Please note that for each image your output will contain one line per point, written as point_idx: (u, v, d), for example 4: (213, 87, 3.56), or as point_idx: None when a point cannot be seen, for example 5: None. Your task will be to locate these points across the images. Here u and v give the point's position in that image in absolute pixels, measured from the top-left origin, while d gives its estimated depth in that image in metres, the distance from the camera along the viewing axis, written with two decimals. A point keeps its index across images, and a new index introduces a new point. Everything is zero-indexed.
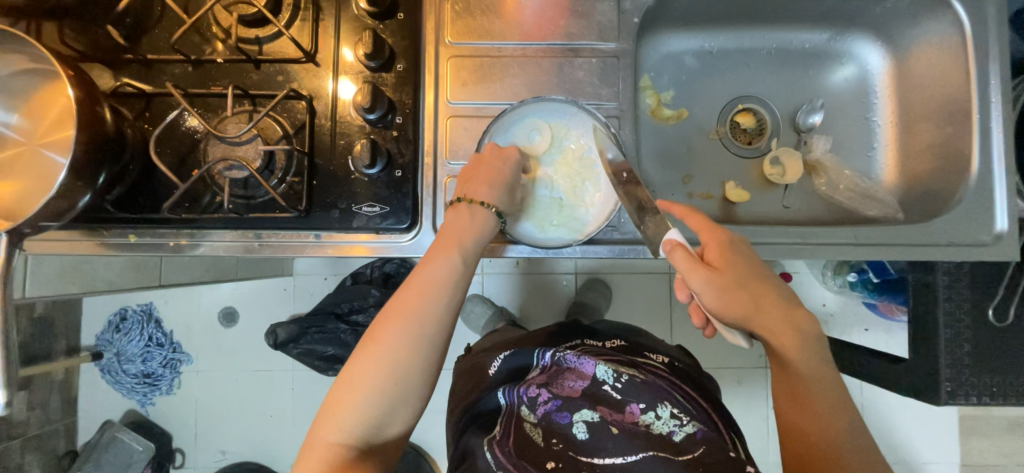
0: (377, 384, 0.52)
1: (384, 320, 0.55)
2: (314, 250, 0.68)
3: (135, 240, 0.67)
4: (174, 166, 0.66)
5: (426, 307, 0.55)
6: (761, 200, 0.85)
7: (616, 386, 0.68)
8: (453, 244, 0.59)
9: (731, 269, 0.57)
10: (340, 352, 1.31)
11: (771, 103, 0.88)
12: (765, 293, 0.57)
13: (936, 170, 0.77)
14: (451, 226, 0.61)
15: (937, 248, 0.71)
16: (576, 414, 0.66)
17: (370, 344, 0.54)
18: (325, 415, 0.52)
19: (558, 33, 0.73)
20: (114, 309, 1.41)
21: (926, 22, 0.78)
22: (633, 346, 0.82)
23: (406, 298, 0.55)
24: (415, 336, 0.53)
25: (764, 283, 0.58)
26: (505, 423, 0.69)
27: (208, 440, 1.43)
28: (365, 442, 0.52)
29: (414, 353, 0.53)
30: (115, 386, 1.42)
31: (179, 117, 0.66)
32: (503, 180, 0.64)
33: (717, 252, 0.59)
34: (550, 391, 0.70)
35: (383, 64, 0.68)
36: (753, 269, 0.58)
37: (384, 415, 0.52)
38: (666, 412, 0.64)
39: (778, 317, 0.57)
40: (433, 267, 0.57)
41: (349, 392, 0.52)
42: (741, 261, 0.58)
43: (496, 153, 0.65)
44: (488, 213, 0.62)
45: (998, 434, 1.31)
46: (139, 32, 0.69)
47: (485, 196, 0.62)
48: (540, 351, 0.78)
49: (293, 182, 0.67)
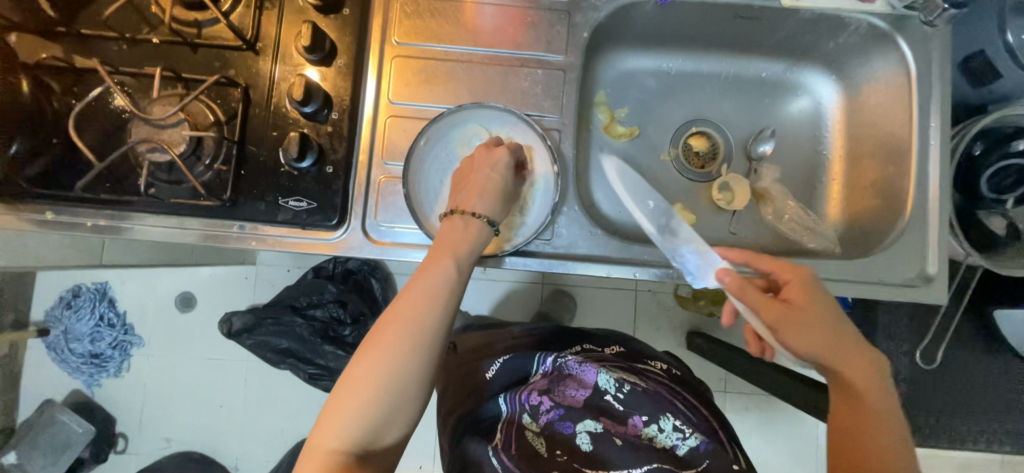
0: (375, 392, 0.49)
1: (383, 326, 0.52)
2: (239, 241, 0.67)
3: (52, 217, 0.65)
4: (96, 145, 0.64)
5: (426, 314, 0.52)
6: (707, 224, 0.85)
7: (618, 396, 0.67)
8: (450, 249, 0.57)
9: (807, 306, 0.58)
10: (293, 345, 1.29)
11: (724, 128, 0.88)
12: (843, 332, 0.57)
13: (876, 208, 0.77)
14: (446, 236, 0.58)
15: (869, 286, 0.71)
16: (580, 425, 0.67)
17: (368, 351, 0.51)
18: (322, 420, 0.49)
19: (507, 41, 0.72)
20: (67, 286, 1.38)
21: (875, 60, 0.78)
22: (633, 353, 0.80)
23: (406, 305, 0.52)
24: (415, 344, 0.51)
25: (842, 323, 0.58)
26: (506, 430, 0.69)
27: (153, 426, 1.39)
28: (364, 449, 0.49)
29: (413, 361, 0.51)
30: (61, 365, 1.39)
31: (106, 95, 0.64)
32: (494, 188, 0.62)
33: (798, 290, 0.59)
34: (552, 400, 0.70)
35: (323, 58, 0.67)
36: (831, 308, 0.58)
37: (383, 422, 0.50)
38: (667, 425, 0.65)
39: (855, 357, 0.56)
40: (432, 271, 0.54)
41: (346, 400, 0.49)
42: (822, 301, 0.58)
43: (485, 159, 0.64)
44: (482, 223, 0.60)
45: None
46: (77, 5, 0.67)
47: (477, 205, 0.61)
48: (541, 356, 0.74)
49: (220, 170, 0.65)
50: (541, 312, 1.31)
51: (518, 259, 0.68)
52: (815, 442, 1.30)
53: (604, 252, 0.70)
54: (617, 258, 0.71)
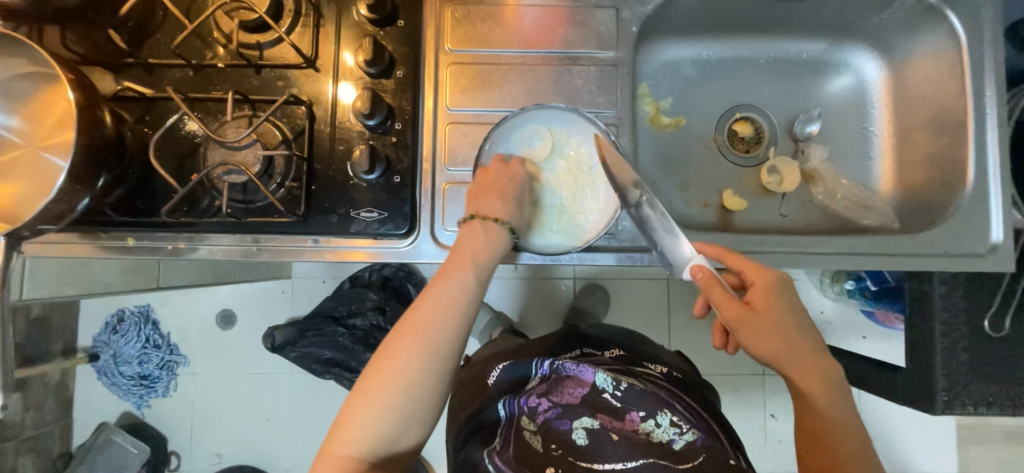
0: (388, 401, 0.50)
1: (397, 336, 0.53)
2: (312, 254, 0.69)
3: (134, 243, 0.67)
4: (172, 170, 0.67)
5: (439, 326, 0.53)
6: (758, 208, 0.86)
7: (616, 394, 0.67)
8: (467, 260, 0.58)
9: (769, 311, 0.59)
10: (338, 355, 1.30)
11: (769, 111, 0.88)
12: (799, 337, 0.59)
13: (934, 180, 0.78)
14: (465, 242, 0.60)
15: (934, 258, 0.71)
16: (576, 421, 0.67)
17: (382, 360, 0.52)
18: (338, 426, 0.51)
19: (556, 41, 0.73)
20: (112, 311, 1.41)
21: (922, 33, 0.78)
22: (633, 355, 0.77)
23: (419, 317, 0.53)
24: (427, 354, 0.52)
25: (802, 327, 0.59)
26: (505, 434, 0.68)
27: (204, 443, 1.42)
28: (376, 456, 0.51)
29: (426, 371, 0.51)
30: (111, 388, 1.41)
31: (179, 121, 0.67)
32: (513, 196, 0.64)
33: (760, 293, 0.60)
34: (550, 400, 0.69)
35: (383, 70, 0.68)
36: (791, 313, 0.59)
37: (396, 430, 0.51)
38: (666, 420, 0.65)
39: (806, 362, 0.58)
40: (446, 283, 0.55)
41: (360, 408, 0.51)
42: (784, 304, 0.59)
43: (502, 168, 0.65)
44: (502, 228, 0.62)
45: (998, 444, 1.31)
46: (140, 34, 0.69)
47: (497, 212, 0.63)
48: (540, 359, 0.74)
49: (292, 187, 0.67)
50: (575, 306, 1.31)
51: (527, 254, 0.69)
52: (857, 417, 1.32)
53: None
54: None
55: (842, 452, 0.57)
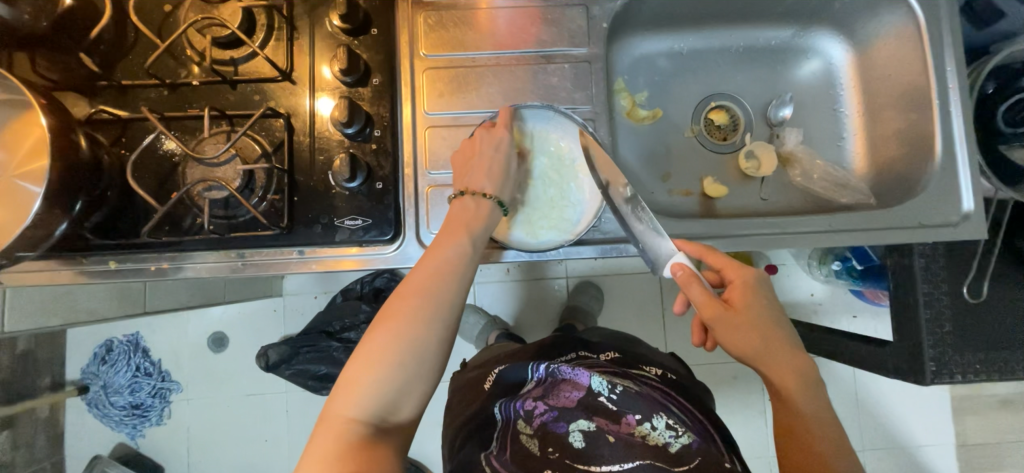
0: (393, 362, 0.50)
1: (399, 300, 0.54)
2: (298, 266, 0.69)
3: (115, 266, 0.67)
4: (152, 190, 0.66)
5: (441, 288, 0.55)
6: (739, 193, 0.87)
7: (612, 397, 0.65)
8: (463, 228, 0.60)
9: (745, 306, 0.61)
10: (333, 370, 1.31)
11: (742, 98, 0.90)
12: (776, 333, 0.60)
13: (904, 156, 0.80)
14: (457, 216, 0.61)
15: (910, 231, 0.73)
16: (573, 424, 0.65)
17: (384, 322, 0.52)
18: (340, 389, 0.51)
19: (530, 40, 0.74)
20: (100, 341, 1.38)
21: (882, 14, 0.81)
22: (629, 357, 0.77)
23: (420, 278, 0.55)
24: (430, 314, 0.53)
25: (778, 325, 0.61)
26: (502, 437, 0.68)
27: (201, 469, 1.39)
28: (380, 419, 0.50)
29: (430, 331, 0.52)
30: (103, 420, 1.37)
31: (156, 140, 0.66)
32: (498, 168, 0.64)
33: (738, 291, 0.62)
34: (546, 403, 0.68)
35: (359, 79, 0.69)
36: (768, 312, 0.61)
37: (401, 391, 0.51)
38: (660, 423, 0.62)
39: (784, 360, 0.59)
40: (444, 248, 0.58)
41: (364, 368, 0.51)
42: (760, 301, 0.62)
43: (487, 139, 0.65)
44: (492, 203, 0.63)
45: (992, 412, 1.34)
46: (113, 57, 0.69)
47: (486, 187, 0.63)
48: (535, 364, 0.73)
49: (274, 200, 0.67)
50: (569, 305, 1.32)
51: (511, 251, 0.70)
52: (852, 395, 1.34)
53: None
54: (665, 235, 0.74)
55: (825, 451, 0.55)
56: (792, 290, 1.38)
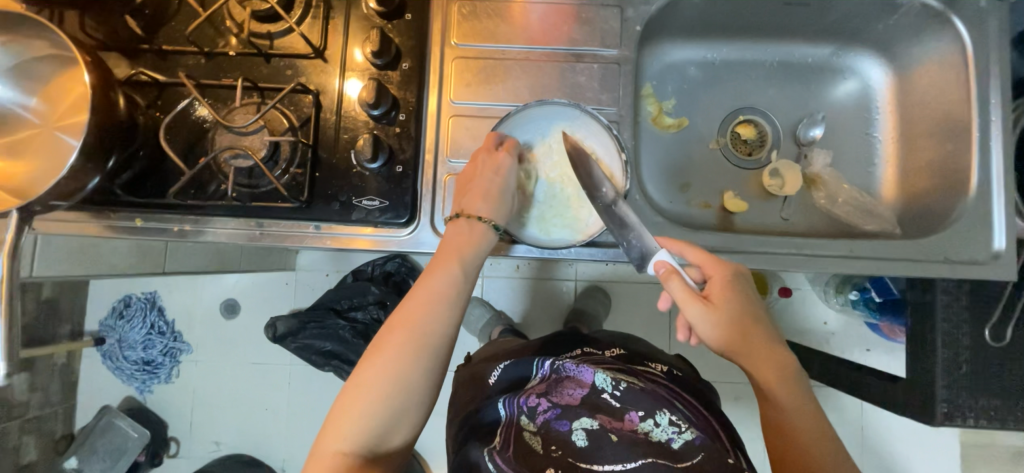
0: (380, 396, 0.52)
1: (388, 332, 0.55)
2: (313, 240, 0.70)
3: (141, 224, 0.69)
4: (181, 152, 0.69)
5: (428, 319, 0.56)
6: (759, 210, 0.86)
7: (615, 394, 0.64)
8: (456, 255, 0.60)
9: (726, 302, 0.61)
10: (338, 348, 1.31)
11: (771, 114, 0.89)
12: (753, 326, 0.60)
13: (936, 186, 0.77)
14: (451, 242, 0.62)
15: (936, 265, 0.71)
16: (576, 422, 0.62)
17: (373, 356, 0.54)
18: (329, 424, 0.52)
19: (561, 38, 0.74)
20: (119, 296, 1.43)
21: (927, 39, 0.78)
22: (633, 355, 0.77)
23: (410, 308, 0.56)
24: (417, 346, 0.54)
25: (755, 319, 0.61)
26: (504, 433, 0.64)
27: (203, 430, 1.42)
28: (369, 450, 0.52)
29: (416, 364, 0.54)
30: (115, 372, 1.42)
31: (190, 106, 0.69)
32: (495, 192, 0.63)
33: (717, 287, 0.62)
34: (550, 400, 0.65)
35: (389, 62, 0.70)
36: (746, 307, 0.61)
37: (389, 422, 0.52)
38: (664, 419, 0.61)
39: (763, 355, 0.60)
40: (434, 277, 0.58)
41: (354, 401, 0.52)
42: (740, 296, 0.62)
43: (487, 164, 0.64)
44: (486, 227, 0.62)
45: (1003, 463, 1.29)
46: (156, 22, 0.71)
47: (479, 210, 0.63)
48: (540, 359, 0.73)
49: (296, 173, 0.68)
50: (576, 308, 1.31)
51: (522, 246, 0.70)
52: (857, 428, 1.30)
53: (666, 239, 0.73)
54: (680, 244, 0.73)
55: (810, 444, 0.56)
56: (806, 317, 1.34)
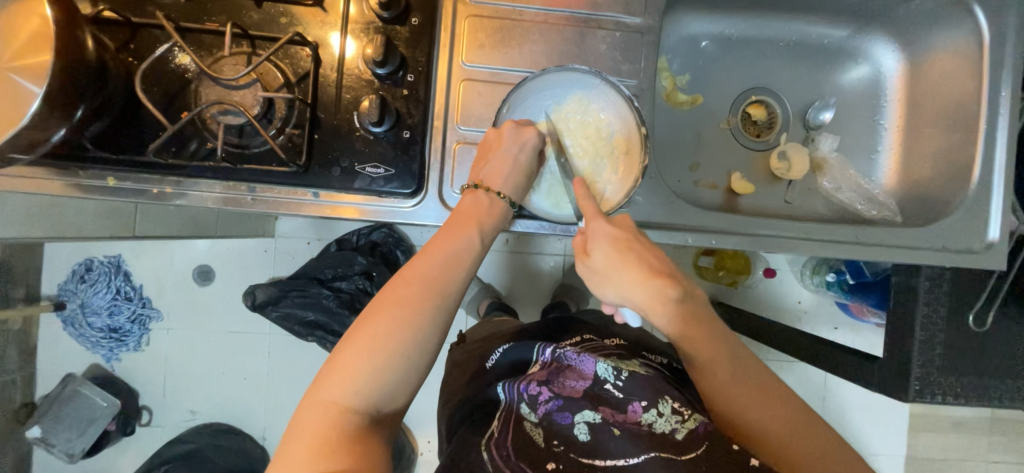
0: (393, 353, 0.48)
1: (402, 286, 0.51)
2: (312, 209, 0.65)
3: (114, 184, 0.63)
4: (160, 106, 0.62)
5: (447, 282, 0.52)
6: (765, 193, 0.86)
7: (617, 384, 0.60)
8: (471, 222, 0.57)
9: (599, 255, 0.56)
10: (321, 317, 1.25)
11: (783, 96, 0.88)
12: (625, 274, 0.54)
13: (938, 176, 0.79)
14: (467, 210, 0.58)
15: (934, 252, 0.73)
16: (578, 415, 0.57)
17: (384, 309, 0.50)
18: (331, 375, 0.48)
19: (582, 1, 0.69)
20: (80, 259, 1.32)
21: (946, 28, 0.78)
22: (635, 345, 0.73)
23: (425, 266, 0.53)
24: (435, 307, 0.51)
25: (627, 258, 0.55)
26: (504, 419, 0.61)
27: (178, 399, 1.36)
28: (373, 410, 0.49)
29: (433, 328, 0.50)
30: (78, 340, 1.33)
31: (169, 52, 0.61)
32: (517, 167, 0.61)
33: (588, 238, 0.57)
34: (551, 389, 0.61)
35: (397, 16, 0.64)
36: (607, 252, 0.55)
37: (397, 382, 0.49)
38: (667, 408, 0.55)
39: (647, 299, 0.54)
40: (453, 239, 0.55)
41: (362, 355, 0.48)
42: (612, 241, 0.55)
43: (514, 137, 0.61)
44: (504, 204, 0.61)
45: (943, 432, 1.40)
46: None
47: (501, 186, 0.60)
48: (541, 346, 0.70)
49: (293, 134, 0.63)
50: (564, 283, 1.30)
51: (532, 220, 0.68)
52: (820, 399, 1.38)
53: (678, 220, 0.72)
54: (692, 226, 0.72)
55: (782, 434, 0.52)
56: (783, 297, 1.38)
